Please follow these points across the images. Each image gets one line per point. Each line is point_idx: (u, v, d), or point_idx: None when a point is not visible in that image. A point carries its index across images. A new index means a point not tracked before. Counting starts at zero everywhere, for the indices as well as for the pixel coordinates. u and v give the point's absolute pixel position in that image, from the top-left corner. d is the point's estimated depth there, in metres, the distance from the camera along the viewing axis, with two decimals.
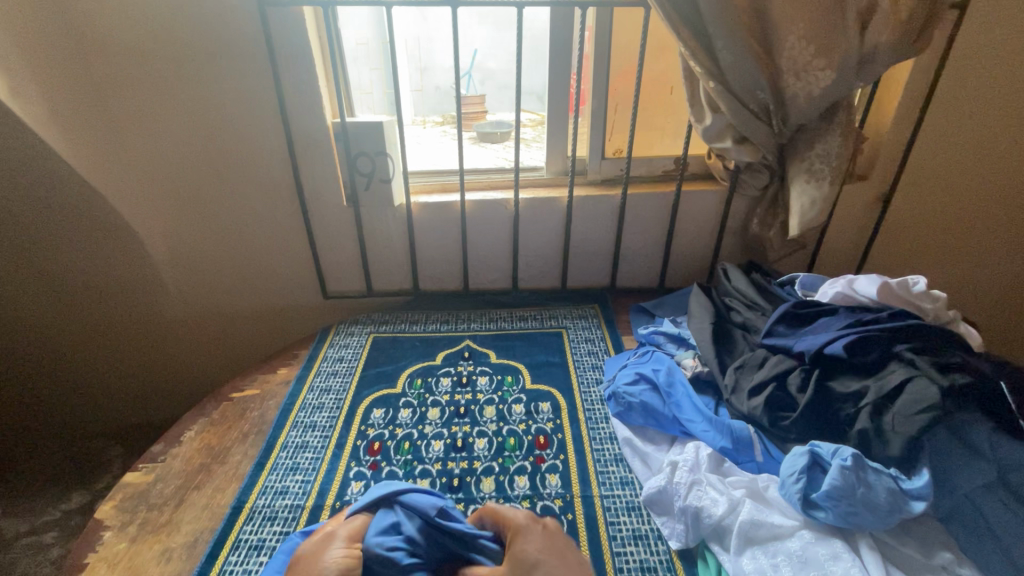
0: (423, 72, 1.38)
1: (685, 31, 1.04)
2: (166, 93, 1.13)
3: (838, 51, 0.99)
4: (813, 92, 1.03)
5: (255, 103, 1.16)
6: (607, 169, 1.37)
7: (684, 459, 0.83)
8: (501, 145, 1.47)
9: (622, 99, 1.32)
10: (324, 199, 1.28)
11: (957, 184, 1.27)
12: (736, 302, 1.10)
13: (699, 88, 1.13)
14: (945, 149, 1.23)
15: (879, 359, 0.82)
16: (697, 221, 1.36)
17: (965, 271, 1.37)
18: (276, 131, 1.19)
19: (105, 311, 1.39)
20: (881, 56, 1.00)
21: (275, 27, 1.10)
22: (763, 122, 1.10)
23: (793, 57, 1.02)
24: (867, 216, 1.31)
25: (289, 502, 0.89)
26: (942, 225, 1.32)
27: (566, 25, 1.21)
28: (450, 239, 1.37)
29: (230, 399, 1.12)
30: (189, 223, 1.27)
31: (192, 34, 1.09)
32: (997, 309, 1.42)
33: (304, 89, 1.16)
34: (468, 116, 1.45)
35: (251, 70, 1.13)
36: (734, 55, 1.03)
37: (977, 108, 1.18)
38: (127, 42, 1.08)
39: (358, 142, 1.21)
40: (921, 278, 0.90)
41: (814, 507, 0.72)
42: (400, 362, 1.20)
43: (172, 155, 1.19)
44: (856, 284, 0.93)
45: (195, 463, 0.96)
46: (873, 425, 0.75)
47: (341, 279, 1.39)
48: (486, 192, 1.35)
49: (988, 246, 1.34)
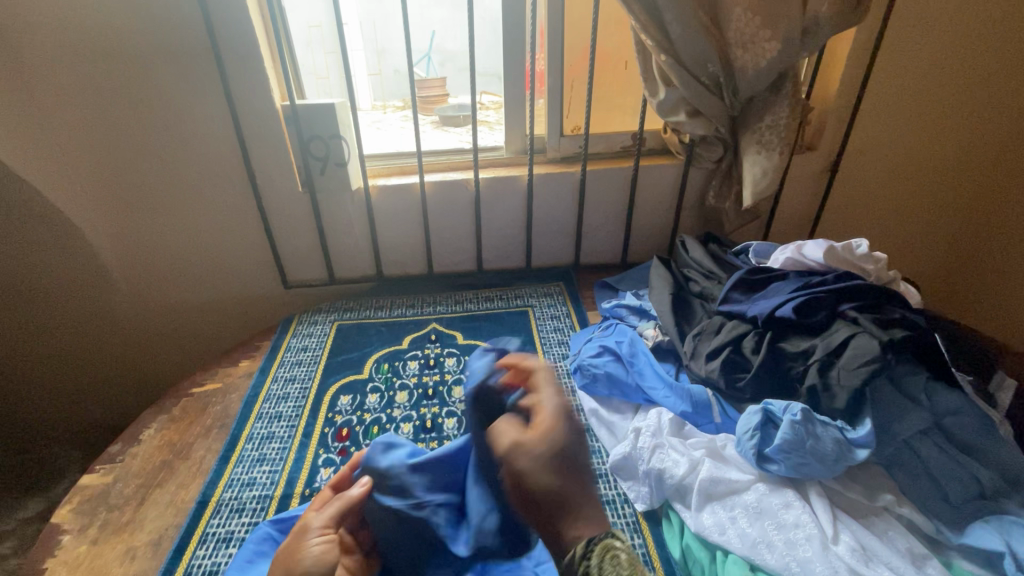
0: (379, 54, 1.34)
1: (635, 4, 1.04)
2: (99, 80, 1.07)
3: (782, 21, 1.01)
4: (761, 63, 1.05)
5: (197, 87, 1.11)
6: (566, 146, 1.37)
7: (647, 425, 0.86)
8: (463, 128, 1.44)
9: (579, 77, 1.31)
10: (278, 185, 1.24)
11: (897, 151, 1.33)
12: (693, 272, 1.13)
13: (652, 62, 1.14)
14: (886, 118, 1.28)
15: (826, 319, 0.85)
16: (656, 195, 1.38)
17: (905, 234, 1.45)
18: (223, 117, 1.15)
19: (49, 312, 1.33)
20: (823, 26, 1.02)
21: (213, 8, 1.05)
22: (714, 95, 1.12)
23: (740, 29, 1.03)
24: (815, 184, 1.36)
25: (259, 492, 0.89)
26: (885, 190, 1.38)
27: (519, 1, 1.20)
28: (412, 223, 1.35)
29: (190, 394, 1.09)
30: (134, 215, 1.21)
31: (122, 15, 1.02)
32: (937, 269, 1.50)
33: (250, 73, 1.11)
34: (428, 100, 1.40)
35: (190, 52, 1.08)
36: (684, 28, 1.04)
37: (914, 77, 1.23)
38: (52, 24, 1.01)
39: (310, 125, 1.18)
40: (864, 240, 0.95)
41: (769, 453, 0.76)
42: (367, 348, 1.19)
43: (111, 144, 1.13)
44: (804, 250, 0.97)
45: (156, 460, 0.94)
46: (821, 381, 0.79)
47: (302, 268, 1.36)
48: (446, 174, 1.34)
49: (927, 208, 1.41)
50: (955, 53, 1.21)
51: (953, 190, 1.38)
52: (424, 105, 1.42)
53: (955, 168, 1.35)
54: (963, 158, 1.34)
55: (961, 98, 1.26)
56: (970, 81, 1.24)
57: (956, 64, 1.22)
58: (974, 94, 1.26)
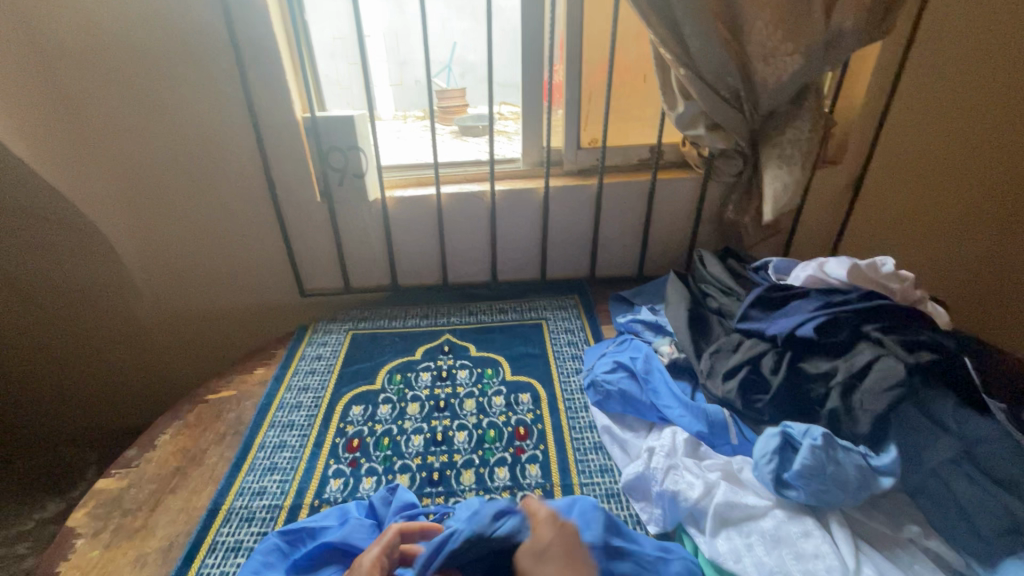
0: (401, 65, 1.35)
1: (654, 17, 1.04)
2: (129, 94, 1.10)
3: (805, 35, 1.00)
4: (783, 77, 1.04)
5: (221, 99, 1.14)
6: (583, 159, 1.36)
7: (661, 445, 0.84)
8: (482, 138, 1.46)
9: (596, 89, 1.31)
10: (297, 195, 1.26)
11: (925, 166, 1.29)
12: (711, 288, 1.11)
13: (670, 75, 1.14)
14: (913, 133, 1.25)
15: (848, 340, 0.82)
16: (673, 209, 1.36)
17: (933, 251, 1.40)
18: (246, 128, 1.17)
19: (74, 317, 1.36)
20: (848, 40, 1.00)
21: (239, 23, 1.08)
22: (735, 110, 1.12)
23: (761, 42, 1.02)
24: (839, 199, 1.33)
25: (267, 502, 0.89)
26: (912, 206, 1.34)
27: (537, 16, 1.21)
28: (428, 234, 1.36)
29: (206, 400, 1.10)
30: (158, 223, 1.24)
31: (151, 30, 1.06)
32: (969, 287, 1.45)
33: (272, 85, 1.14)
34: (448, 110, 1.43)
35: (216, 67, 1.11)
36: (703, 41, 1.03)
37: (943, 91, 1.20)
38: (87, 40, 1.05)
39: (329, 136, 1.20)
40: (890, 258, 0.91)
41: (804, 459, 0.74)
42: (380, 357, 1.20)
43: (139, 155, 1.17)
44: (826, 268, 0.94)
45: (170, 466, 0.95)
46: (842, 404, 0.76)
47: (319, 276, 1.38)
48: (463, 186, 1.34)
49: (957, 225, 1.36)
50: (987, 66, 1.17)
51: (982, 207, 1.34)
52: (444, 115, 1.44)
53: (984, 185, 1.31)
54: (995, 173, 1.30)
55: (993, 112, 1.22)
56: (1003, 95, 1.21)
57: (987, 77, 1.18)
58: (1006, 109, 1.22)
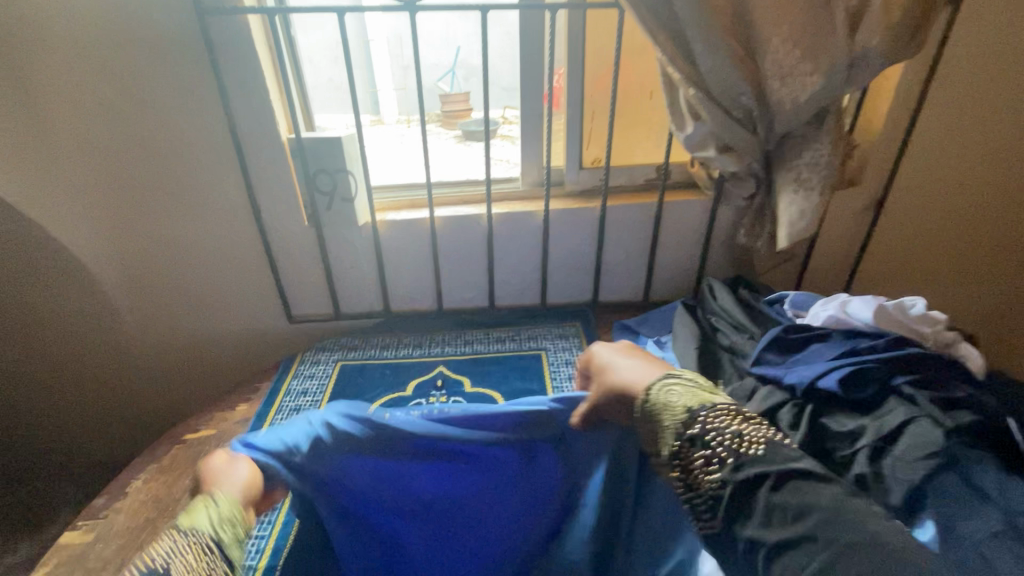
0: (406, 69, 1.44)
1: (661, 34, 0.96)
2: (105, 117, 1.05)
3: (826, 53, 0.92)
4: (801, 98, 0.96)
5: (199, 119, 1.07)
6: (586, 179, 1.29)
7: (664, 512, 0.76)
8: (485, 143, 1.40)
9: (599, 106, 1.24)
10: (283, 219, 1.20)
11: (951, 189, 1.21)
12: (722, 323, 1.03)
13: (678, 94, 1.06)
14: (939, 154, 1.17)
15: (876, 396, 0.75)
16: (681, 232, 1.29)
17: (957, 277, 1.32)
18: (228, 149, 1.11)
19: (51, 346, 1.29)
20: (873, 59, 0.92)
21: (218, 42, 1.01)
22: (747, 130, 1.04)
23: (777, 61, 0.94)
24: (857, 222, 1.25)
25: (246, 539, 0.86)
26: (935, 230, 1.26)
27: (536, 31, 1.14)
28: (422, 259, 1.29)
29: (183, 441, 1.03)
30: (138, 249, 1.18)
31: (124, 46, 0.99)
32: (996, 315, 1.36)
33: (255, 105, 1.07)
34: (451, 114, 1.37)
35: (193, 84, 1.04)
36: (715, 59, 0.95)
37: (972, 109, 1.12)
38: (57, 59, 0.99)
39: (315, 159, 1.13)
40: (919, 299, 0.85)
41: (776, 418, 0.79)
42: (366, 393, 1.13)
43: (118, 180, 1.11)
44: (849, 308, 0.87)
45: (139, 518, 0.88)
46: (870, 470, 0.68)
47: (307, 302, 1.31)
48: (458, 208, 1.27)
49: (984, 251, 1.28)
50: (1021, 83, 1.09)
51: (1012, 232, 1.25)
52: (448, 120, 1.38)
53: (1015, 208, 1.23)
54: None
55: None
56: None
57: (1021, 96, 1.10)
58: None
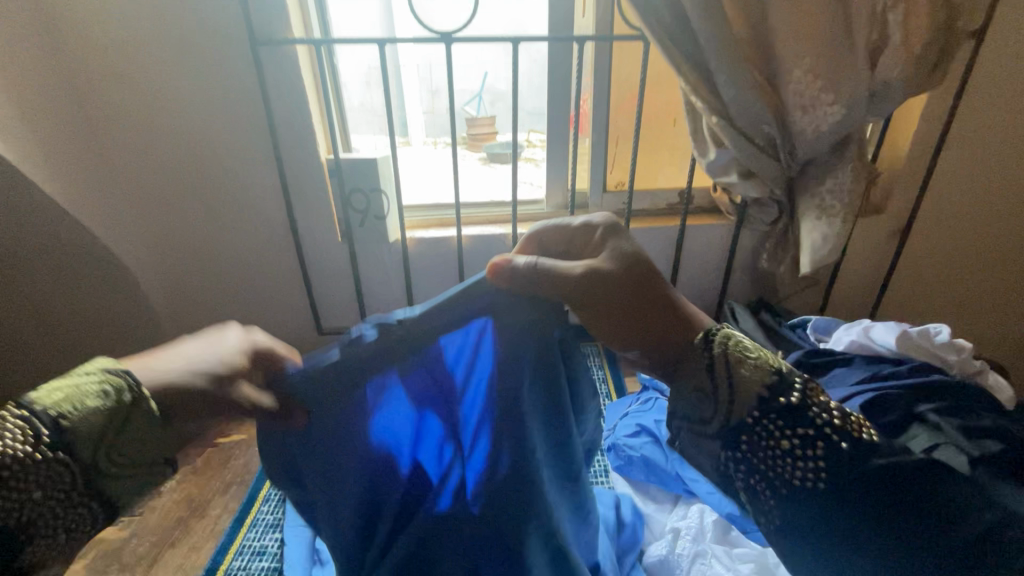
0: (432, 94, 1.43)
1: (685, 66, 1.00)
2: (163, 136, 1.12)
3: (847, 84, 0.94)
4: (822, 127, 0.98)
5: (245, 140, 1.14)
6: (609, 202, 1.32)
7: (687, 526, 0.80)
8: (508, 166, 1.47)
9: (624, 133, 1.28)
10: (319, 236, 1.26)
11: (969, 220, 1.23)
12: None
13: (702, 122, 1.10)
14: (958, 186, 1.19)
15: (900, 421, 0.74)
16: (703, 256, 1.31)
17: (976, 307, 1.34)
18: (271, 169, 1.18)
19: None
20: (893, 91, 0.93)
21: (267, 68, 1.09)
22: (770, 157, 1.06)
23: (799, 91, 0.96)
24: (881, 249, 1.27)
25: (267, 527, 0.92)
26: (954, 260, 1.28)
27: (564, 65, 1.20)
28: (449, 277, 1.33)
29: (216, 444, 1.08)
30: (181, 262, 1.24)
31: (179, 74, 1.07)
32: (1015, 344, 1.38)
33: (300, 125, 1.15)
34: (478, 138, 1.48)
35: (242, 108, 1.12)
36: (736, 90, 0.98)
37: (992, 141, 1.14)
38: (123, 88, 1.07)
39: (352, 178, 1.19)
40: (944, 326, 0.85)
41: (909, 449, 0.52)
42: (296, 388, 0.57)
43: (170, 198, 1.18)
44: (872, 333, 0.88)
45: (173, 516, 0.93)
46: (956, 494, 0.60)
47: (337, 316, 1.37)
48: (483, 227, 1.32)
49: (1002, 281, 1.30)
50: None
51: None
52: (474, 142, 1.50)
53: None
54: None
55: None
56: None
57: None
58: None
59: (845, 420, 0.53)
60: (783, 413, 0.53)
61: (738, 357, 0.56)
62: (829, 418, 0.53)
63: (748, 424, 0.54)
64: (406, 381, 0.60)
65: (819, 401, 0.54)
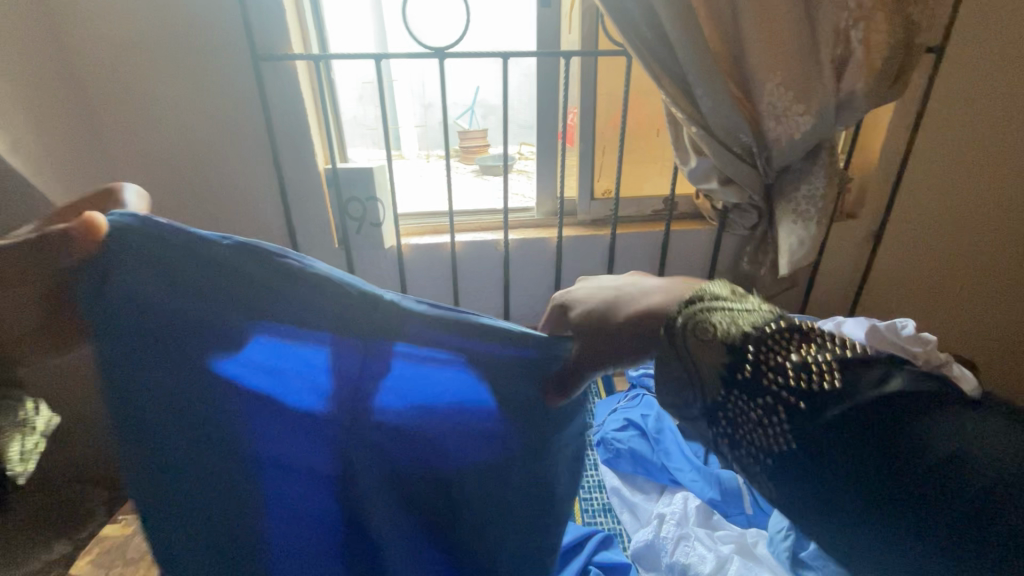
0: (427, 107, 1.52)
1: (666, 79, 1.06)
2: (168, 148, 1.16)
3: (816, 96, 1.00)
4: (795, 136, 1.04)
5: (246, 151, 1.19)
6: (597, 209, 1.37)
7: (672, 511, 0.84)
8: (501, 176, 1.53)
9: (610, 143, 1.34)
10: (317, 242, 1.30)
11: (938, 224, 1.30)
12: None
13: (683, 132, 1.16)
14: (926, 191, 1.25)
15: None
16: (688, 259, 1.36)
17: (948, 307, 1.40)
18: (270, 178, 1.22)
19: None
20: (859, 102, 1.00)
21: (269, 82, 1.13)
22: (747, 164, 1.12)
23: (772, 103, 1.02)
24: (855, 251, 1.33)
25: None
26: (925, 262, 1.35)
27: (552, 79, 1.26)
28: (443, 282, 1.37)
29: None
30: None
31: (183, 87, 1.12)
32: (985, 342, 1.45)
33: (299, 138, 1.19)
34: (469, 150, 1.53)
35: (243, 120, 1.16)
36: (714, 101, 1.04)
37: (955, 149, 1.21)
38: (127, 102, 1.11)
39: (349, 187, 1.24)
40: (910, 321, 0.90)
41: (888, 374, 0.46)
42: (178, 415, 0.57)
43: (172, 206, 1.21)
44: (844, 328, 0.93)
45: None
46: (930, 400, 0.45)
47: None
48: (476, 234, 1.37)
49: (970, 281, 1.37)
50: (999, 124, 1.18)
51: (993, 262, 1.34)
52: (467, 154, 1.56)
53: (996, 242, 1.31)
54: (1006, 231, 1.30)
55: (1005, 172, 1.23)
56: (1013, 159, 1.22)
57: (1000, 137, 1.19)
58: (1016, 170, 1.23)
59: (804, 375, 0.48)
60: (744, 390, 0.51)
61: (703, 319, 0.55)
62: (788, 368, 0.49)
63: (721, 403, 0.54)
64: (280, 363, 0.56)
65: (775, 353, 0.50)
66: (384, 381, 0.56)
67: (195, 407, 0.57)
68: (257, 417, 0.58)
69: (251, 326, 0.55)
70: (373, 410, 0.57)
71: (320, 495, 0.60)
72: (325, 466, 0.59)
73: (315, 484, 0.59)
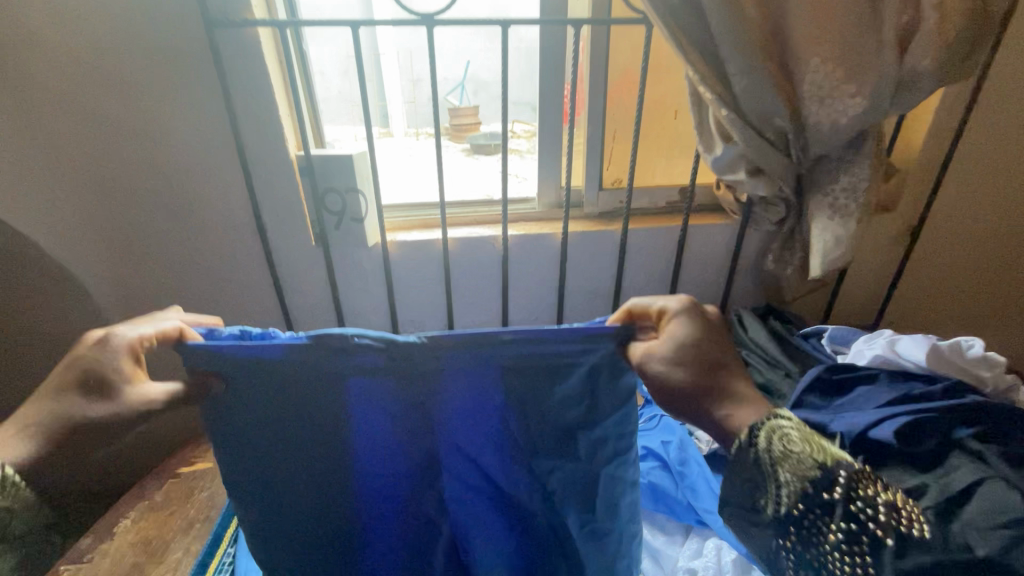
0: (414, 83, 1.31)
1: (692, 52, 0.90)
2: (113, 131, 1.01)
3: (869, 74, 0.86)
4: (840, 121, 0.90)
5: (203, 133, 1.02)
6: (606, 201, 1.23)
7: (705, 567, 0.74)
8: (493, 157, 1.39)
9: (621, 126, 1.19)
10: (291, 238, 1.15)
11: (981, 219, 1.17)
12: (753, 357, 0.96)
13: (708, 114, 1.01)
14: (971, 182, 1.13)
15: (936, 450, 0.69)
16: (706, 258, 1.23)
17: (984, 307, 1.29)
18: (234, 166, 1.06)
19: None
20: (923, 81, 0.86)
21: (226, 54, 0.97)
22: (780, 152, 0.98)
23: (816, 82, 0.88)
24: (888, 249, 1.21)
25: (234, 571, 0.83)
26: (965, 260, 1.23)
27: (558, 51, 1.10)
28: (434, 282, 1.23)
29: (177, 474, 0.98)
30: (137, 269, 1.13)
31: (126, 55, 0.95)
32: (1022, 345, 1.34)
33: (264, 119, 1.03)
34: (461, 128, 1.36)
35: (197, 97, 0.99)
36: (749, 79, 0.89)
37: (1010, 135, 1.08)
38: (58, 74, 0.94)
39: (326, 176, 1.08)
40: (976, 340, 0.79)
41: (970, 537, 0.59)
42: (283, 422, 0.65)
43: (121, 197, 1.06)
44: (898, 347, 0.81)
45: (127, 562, 0.82)
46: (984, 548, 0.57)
47: (312, 325, 1.26)
48: (472, 229, 1.22)
49: (1010, 280, 1.26)
50: None
51: None
52: (457, 133, 1.38)
53: None
54: None
55: None
56: None
57: None
58: None
59: (895, 517, 0.56)
60: (816, 506, 0.57)
61: (782, 452, 0.58)
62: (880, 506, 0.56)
63: (796, 516, 0.58)
64: (380, 399, 0.65)
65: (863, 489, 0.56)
66: (444, 401, 0.65)
67: (308, 418, 0.65)
68: (360, 436, 0.67)
69: (340, 358, 0.61)
70: (433, 410, 0.66)
71: (409, 479, 0.69)
72: (417, 470, 0.69)
73: (407, 472, 0.69)
